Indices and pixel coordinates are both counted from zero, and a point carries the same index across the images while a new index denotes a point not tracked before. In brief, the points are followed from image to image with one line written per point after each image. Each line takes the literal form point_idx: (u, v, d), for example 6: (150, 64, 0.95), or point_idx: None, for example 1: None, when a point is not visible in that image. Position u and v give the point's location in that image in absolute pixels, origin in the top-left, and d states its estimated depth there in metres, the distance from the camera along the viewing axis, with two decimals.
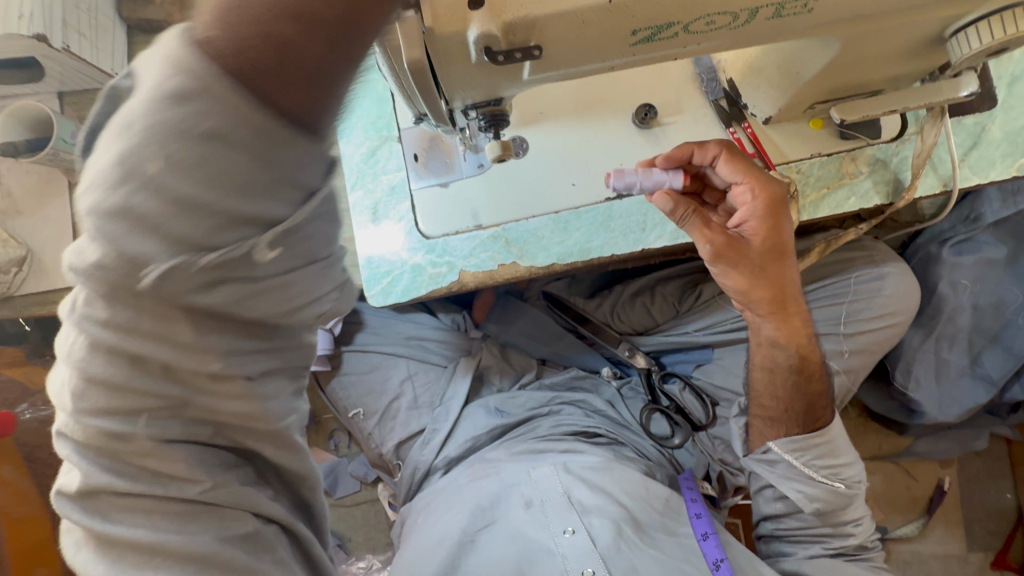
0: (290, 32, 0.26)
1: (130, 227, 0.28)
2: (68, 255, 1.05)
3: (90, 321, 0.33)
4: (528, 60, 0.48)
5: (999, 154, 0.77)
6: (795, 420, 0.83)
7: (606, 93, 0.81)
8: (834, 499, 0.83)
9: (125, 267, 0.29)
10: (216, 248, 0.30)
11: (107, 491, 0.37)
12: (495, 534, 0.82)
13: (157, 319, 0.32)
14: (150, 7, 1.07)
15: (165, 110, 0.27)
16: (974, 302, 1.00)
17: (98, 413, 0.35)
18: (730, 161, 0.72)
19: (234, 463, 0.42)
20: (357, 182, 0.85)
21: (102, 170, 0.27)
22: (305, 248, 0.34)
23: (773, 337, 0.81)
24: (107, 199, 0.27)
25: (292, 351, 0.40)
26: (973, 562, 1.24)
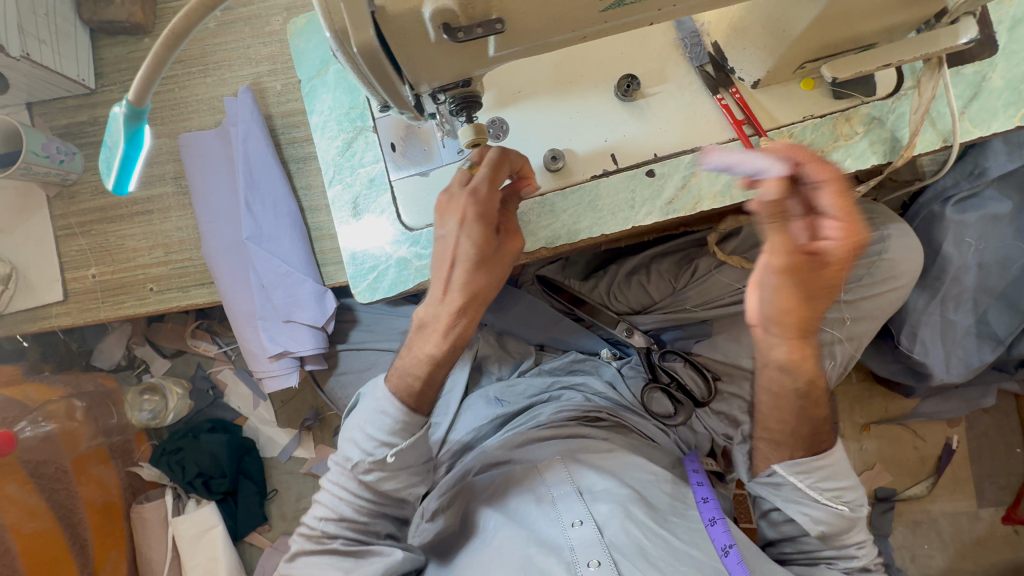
0: (450, 343, 0.69)
1: (349, 444, 0.72)
2: (54, 270, 1.03)
3: (328, 480, 0.76)
4: (491, 35, 0.46)
5: (1001, 103, 0.74)
6: (799, 442, 0.75)
7: (584, 67, 0.78)
8: (840, 522, 0.76)
9: (344, 458, 0.73)
10: (372, 454, 0.70)
11: (306, 551, 0.73)
12: (501, 532, 0.79)
13: (346, 473, 0.73)
14: (111, 7, 1.03)
15: (370, 403, 0.71)
16: (979, 261, 0.97)
17: (317, 513, 0.75)
18: (840, 193, 0.56)
19: (351, 527, 0.74)
20: (334, 177, 0.83)
21: (348, 428, 0.73)
22: (406, 453, 0.71)
23: (782, 361, 0.70)
24: (346, 438, 0.73)
25: (397, 468, 0.72)
26: (984, 518, 1.23)
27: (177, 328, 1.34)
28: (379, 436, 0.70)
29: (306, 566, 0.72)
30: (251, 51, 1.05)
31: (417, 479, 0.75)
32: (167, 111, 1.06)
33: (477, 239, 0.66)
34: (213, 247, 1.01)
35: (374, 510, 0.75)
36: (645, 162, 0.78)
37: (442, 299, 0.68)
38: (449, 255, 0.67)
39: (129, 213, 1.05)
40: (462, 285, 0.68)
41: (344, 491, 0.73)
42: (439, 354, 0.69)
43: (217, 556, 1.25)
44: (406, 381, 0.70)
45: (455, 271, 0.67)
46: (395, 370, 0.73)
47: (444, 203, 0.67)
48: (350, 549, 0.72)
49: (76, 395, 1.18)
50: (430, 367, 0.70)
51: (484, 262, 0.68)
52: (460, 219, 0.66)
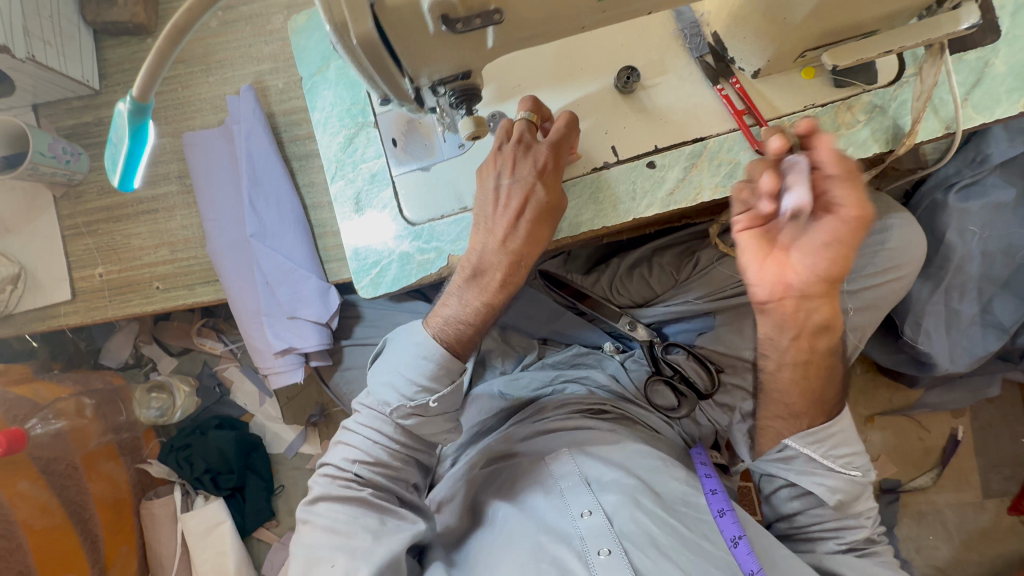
0: (507, 288, 0.73)
1: (387, 387, 0.72)
2: (61, 269, 1.05)
3: (358, 423, 0.76)
4: (489, 26, 0.47)
5: (1004, 89, 0.73)
6: (819, 408, 0.78)
7: (584, 60, 0.78)
8: (853, 489, 0.77)
9: (381, 402, 0.72)
10: (413, 400, 0.71)
11: (328, 497, 0.72)
12: (511, 522, 0.80)
13: (379, 420, 0.74)
14: (113, 8, 1.04)
15: (411, 346, 0.71)
16: (984, 249, 0.96)
17: (343, 458, 0.74)
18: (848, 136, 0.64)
19: (377, 479, 0.73)
20: (336, 173, 0.83)
21: (384, 370, 0.73)
22: (450, 400, 0.73)
23: (818, 322, 0.71)
24: (382, 380, 0.73)
25: (433, 419, 0.73)
26: (990, 509, 1.23)
27: (183, 326, 1.35)
28: (420, 381, 0.70)
29: (330, 513, 0.70)
30: (252, 49, 1.06)
31: (451, 427, 0.76)
32: (171, 111, 1.07)
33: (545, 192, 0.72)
34: (218, 245, 1.02)
35: (406, 455, 0.75)
36: (646, 153, 0.78)
37: (503, 247, 0.72)
38: (517, 204, 0.71)
39: (134, 213, 1.06)
40: (526, 236, 0.72)
41: (378, 433, 0.74)
42: (498, 299, 0.73)
43: (226, 551, 1.26)
44: (451, 329, 0.72)
45: (523, 221, 0.72)
46: (433, 317, 0.74)
47: (512, 152, 0.72)
48: (377, 502, 0.71)
49: (86, 393, 1.20)
50: (484, 316, 0.73)
51: (548, 214, 0.73)
52: (536, 170, 0.71)
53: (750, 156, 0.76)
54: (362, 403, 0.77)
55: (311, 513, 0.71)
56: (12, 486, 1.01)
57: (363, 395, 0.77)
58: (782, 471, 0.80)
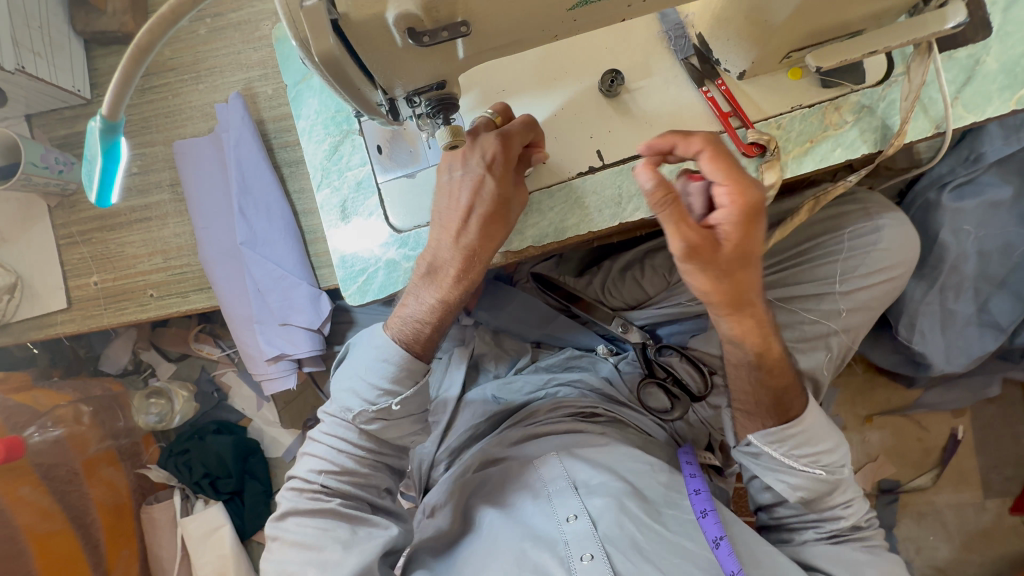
0: (463, 282, 0.71)
1: (348, 394, 0.72)
2: (57, 278, 1.05)
3: (322, 433, 0.76)
4: (457, 37, 0.47)
5: (995, 87, 0.72)
6: (772, 412, 0.76)
7: (567, 63, 0.77)
8: (818, 487, 0.76)
9: (343, 408, 0.73)
10: (374, 405, 0.71)
11: (298, 510, 0.72)
12: (498, 528, 0.80)
13: (343, 428, 0.74)
14: (103, 17, 1.04)
15: (370, 346, 0.72)
16: (979, 249, 0.94)
17: (309, 471, 0.75)
18: (713, 158, 0.61)
19: (346, 491, 0.74)
20: (322, 181, 0.83)
21: (344, 378, 0.73)
22: (412, 402, 0.72)
23: (728, 334, 0.72)
24: (342, 387, 0.73)
25: (399, 420, 0.73)
26: (991, 509, 1.22)
27: (180, 332, 1.36)
28: (382, 384, 0.70)
29: (300, 526, 0.71)
30: (241, 56, 1.06)
31: (418, 429, 0.76)
32: (162, 119, 1.07)
33: (497, 185, 0.70)
34: (209, 253, 1.02)
35: (375, 461, 0.76)
36: (632, 157, 0.77)
37: (455, 241, 0.70)
38: (467, 199, 0.69)
39: (128, 221, 1.07)
40: (479, 231, 0.70)
41: (343, 441, 0.74)
42: (454, 294, 0.72)
43: (227, 555, 1.27)
44: (408, 330, 0.72)
45: (473, 216, 0.70)
46: (394, 317, 0.74)
47: (464, 145, 0.71)
48: (347, 509, 0.72)
49: (84, 400, 1.21)
50: (441, 311, 0.72)
51: (502, 208, 0.71)
52: (487, 162, 0.69)
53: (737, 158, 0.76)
54: (325, 411, 0.77)
55: (281, 527, 0.73)
56: (14, 490, 1.03)
57: (327, 404, 0.77)
58: (749, 466, 0.79)
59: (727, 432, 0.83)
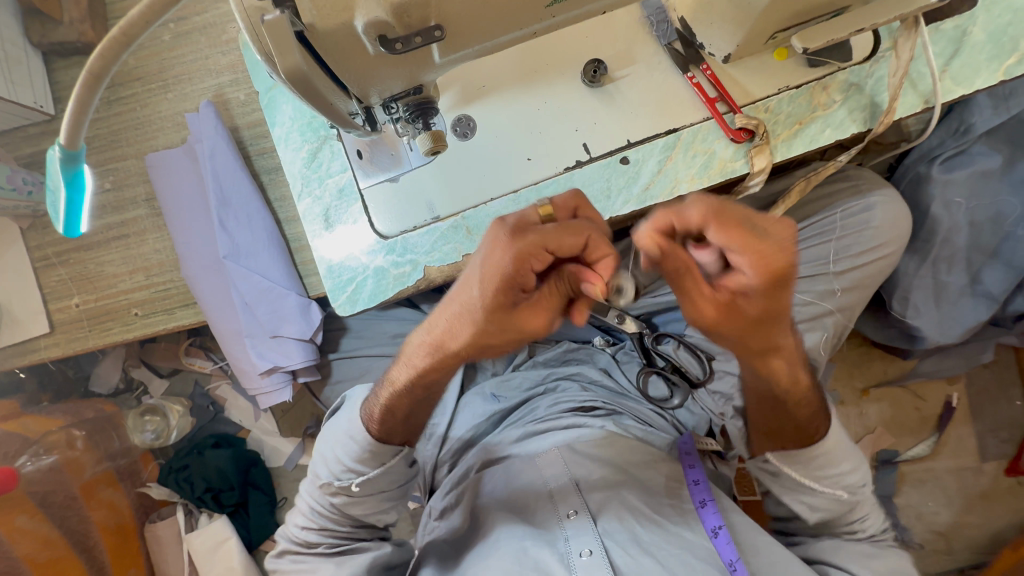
0: (433, 367, 0.66)
1: (320, 459, 0.77)
2: (36, 302, 1.02)
3: (301, 492, 0.81)
4: (430, 43, 0.45)
5: (984, 58, 0.71)
6: (795, 436, 0.75)
7: (548, 55, 0.75)
8: (837, 508, 0.77)
9: (314, 474, 0.78)
10: (338, 479, 0.75)
11: (291, 552, 0.80)
12: (502, 529, 0.80)
13: (315, 485, 0.78)
14: (60, 27, 0.99)
15: (345, 427, 0.74)
16: (971, 220, 0.94)
17: (294, 521, 0.81)
18: (724, 233, 0.52)
19: (331, 534, 0.79)
20: (303, 190, 0.81)
21: (321, 448, 0.78)
22: (372, 485, 0.75)
23: (756, 373, 0.70)
24: (319, 457, 0.77)
25: (366, 494, 0.77)
26: (988, 472, 1.24)
27: (171, 347, 1.34)
28: (348, 463, 0.74)
29: (293, 564, 0.78)
30: (210, 61, 1.02)
31: (386, 504, 0.79)
32: (131, 132, 1.03)
33: (489, 303, 0.58)
34: (192, 268, 1.00)
35: (354, 521, 0.80)
36: (619, 148, 0.75)
37: (430, 331, 0.65)
38: (461, 296, 0.62)
39: (105, 240, 1.03)
40: (450, 321, 0.62)
41: (315, 504, 0.78)
42: (427, 370, 0.67)
43: (234, 567, 1.26)
44: (369, 407, 0.73)
45: (454, 306, 0.62)
46: (368, 397, 0.75)
47: (493, 234, 0.59)
48: (332, 551, 0.77)
49: (76, 424, 1.19)
50: (413, 379, 0.68)
51: (495, 314, 0.59)
52: (489, 252, 0.58)
53: (726, 144, 0.74)
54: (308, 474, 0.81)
55: (276, 566, 0.80)
56: (10, 521, 1.00)
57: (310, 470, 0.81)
58: (767, 483, 0.80)
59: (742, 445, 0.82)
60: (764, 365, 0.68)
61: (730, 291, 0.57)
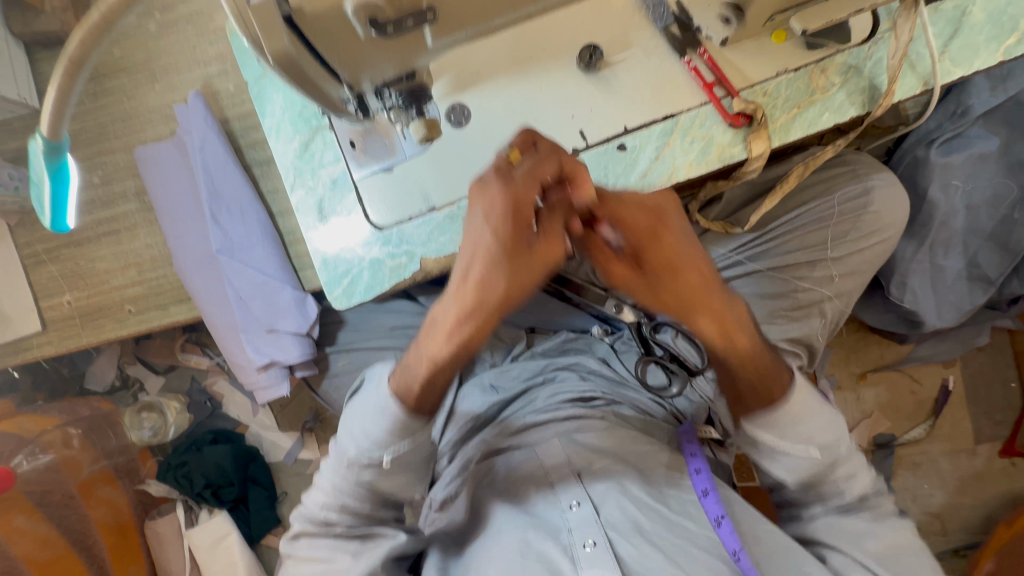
0: (470, 334, 0.64)
1: (348, 433, 0.74)
2: (27, 300, 1.01)
3: (325, 471, 0.79)
4: (423, 25, 0.44)
5: (983, 39, 0.70)
6: (759, 399, 0.73)
7: (543, 41, 0.74)
8: (813, 467, 0.75)
9: (341, 450, 0.75)
10: (369, 454, 0.73)
11: (306, 534, 0.79)
12: (502, 520, 0.80)
13: (341, 461, 0.76)
14: (42, 17, 0.97)
15: (374, 396, 0.72)
16: (967, 203, 0.94)
17: (315, 502, 0.78)
18: (607, 204, 0.63)
19: (349, 518, 0.78)
20: (296, 182, 0.80)
21: (349, 421, 0.75)
22: (404, 459, 0.75)
23: (707, 332, 0.68)
24: (347, 431, 0.74)
25: (398, 469, 0.76)
26: (983, 453, 1.25)
27: (166, 343, 1.33)
28: (380, 436, 0.72)
29: (309, 548, 0.78)
30: (197, 51, 1.00)
31: (414, 477, 0.79)
32: (119, 125, 1.01)
33: (507, 242, 0.60)
34: (185, 263, 0.98)
35: (377, 499, 0.79)
36: (616, 135, 0.74)
37: (455, 294, 0.63)
38: (473, 256, 0.61)
39: (95, 236, 1.02)
40: (478, 282, 0.61)
41: (341, 482, 0.76)
42: (463, 341, 0.64)
43: (236, 562, 1.26)
44: (405, 380, 0.70)
45: (476, 265, 0.61)
46: (397, 367, 0.73)
47: (472, 191, 0.61)
48: (353, 533, 0.78)
49: (72, 423, 1.19)
50: (437, 367, 0.66)
51: (515, 252, 0.60)
52: (486, 208, 0.60)
53: (724, 129, 0.73)
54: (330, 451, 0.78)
55: (292, 548, 0.80)
56: (9, 522, 0.99)
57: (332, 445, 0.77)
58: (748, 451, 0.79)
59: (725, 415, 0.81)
60: (694, 326, 0.69)
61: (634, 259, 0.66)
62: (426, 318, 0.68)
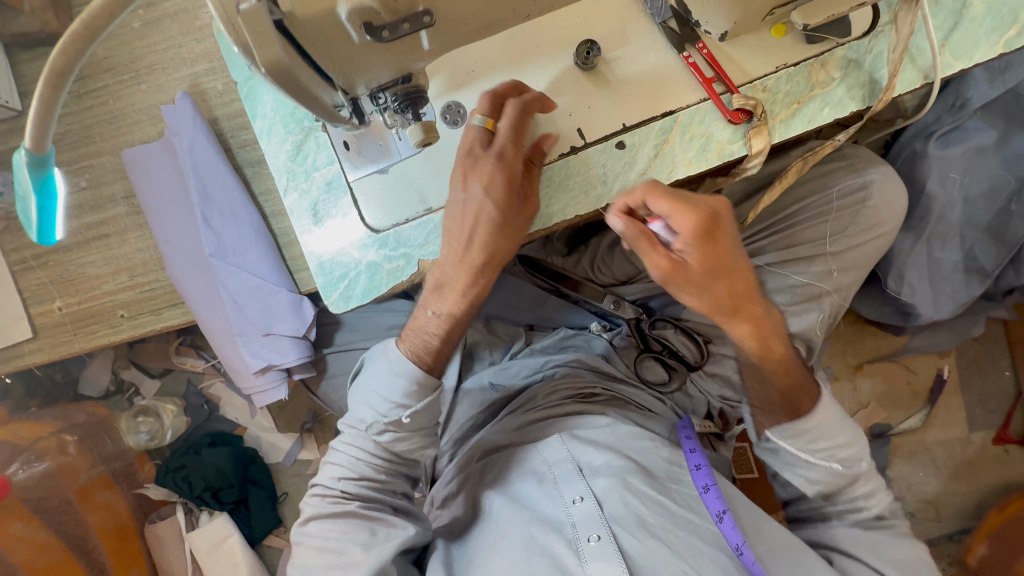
0: (477, 292, 0.71)
1: (362, 399, 0.75)
2: (16, 306, 0.99)
3: (340, 441, 0.78)
4: (420, 29, 0.44)
5: (983, 31, 0.69)
6: (784, 409, 0.75)
7: (538, 37, 0.72)
8: (835, 481, 0.77)
9: (356, 419, 0.76)
10: (386, 417, 0.73)
11: (319, 515, 0.75)
12: (504, 515, 0.80)
13: (357, 426, 0.76)
14: (20, 17, 0.94)
15: (387, 357, 0.73)
16: (965, 196, 0.94)
17: (331, 475, 0.77)
18: (663, 197, 0.61)
19: (364, 496, 0.76)
20: (289, 185, 0.78)
21: (360, 386, 0.76)
22: (420, 418, 0.74)
23: (738, 337, 0.70)
24: (360, 396, 0.75)
25: (412, 430, 0.75)
26: (977, 442, 1.26)
27: (160, 346, 1.32)
28: (395, 398, 0.72)
29: (321, 531, 0.74)
30: (184, 50, 0.98)
31: (429, 442, 0.78)
32: (104, 126, 0.99)
33: (505, 206, 0.67)
34: (177, 267, 0.97)
35: (391, 466, 0.78)
36: (615, 133, 0.73)
37: (461, 259, 0.69)
38: (477, 224, 0.67)
39: (85, 241, 1.00)
40: (484, 245, 0.68)
41: (360, 449, 0.76)
42: (471, 300, 0.72)
43: (238, 562, 1.26)
44: (420, 341, 0.73)
45: (479, 232, 0.68)
46: (406, 330, 0.75)
47: (463, 166, 0.67)
48: (367, 514, 0.75)
49: (67, 429, 1.18)
50: (449, 326, 0.72)
51: (511, 212, 0.68)
52: (483, 180, 0.66)
53: (723, 126, 0.72)
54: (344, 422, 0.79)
55: (304, 531, 0.75)
56: (6, 529, 0.99)
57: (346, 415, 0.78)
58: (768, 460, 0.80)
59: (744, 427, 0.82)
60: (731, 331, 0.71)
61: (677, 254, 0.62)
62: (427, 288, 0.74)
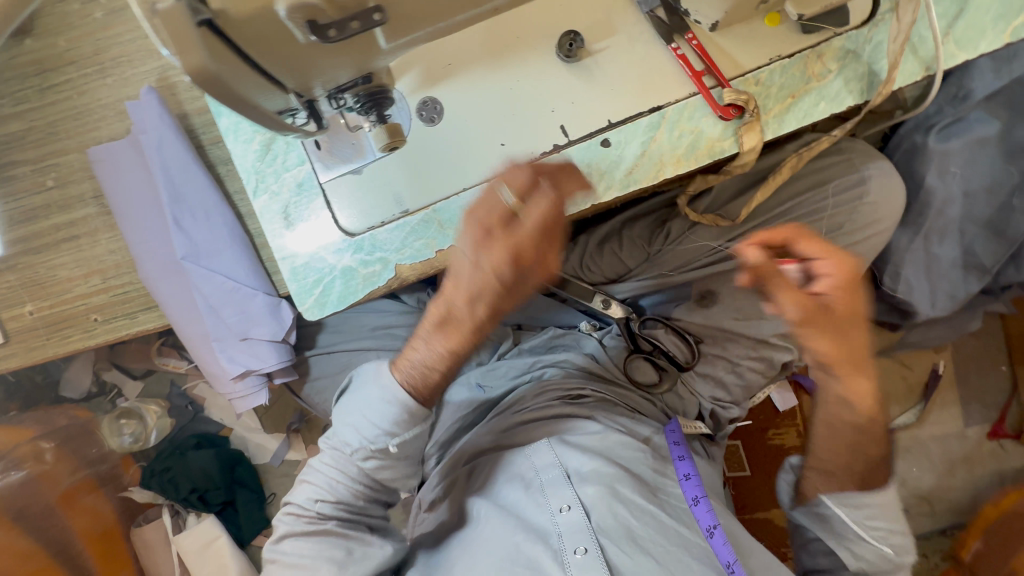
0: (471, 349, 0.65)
1: (346, 419, 0.72)
2: None
3: (320, 459, 0.76)
4: (370, 27, 0.43)
5: (989, 19, 0.66)
6: (854, 479, 0.75)
7: (519, 29, 0.69)
8: (878, 563, 0.76)
9: (339, 438, 0.73)
10: (371, 442, 0.71)
11: (294, 533, 0.73)
12: (491, 520, 0.78)
13: (338, 446, 0.74)
14: None
15: (379, 386, 0.69)
16: (966, 190, 0.91)
17: (308, 493, 0.75)
18: (817, 243, 0.60)
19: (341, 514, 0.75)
20: (258, 187, 0.74)
21: (345, 407, 0.72)
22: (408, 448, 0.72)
23: (842, 396, 0.69)
24: (343, 416, 0.72)
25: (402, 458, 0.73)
26: (972, 436, 1.25)
27: (142, 347, 1.29)
28: (384, 426, 0.69)
29: (295, 550, 0.72)
30: (150, 40, 0.93)
31: (411, 470, 0.76)
32: (69, 122, 0.94)
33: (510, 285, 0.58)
34: (149, 270, 0.93)
35: (371, 491, 0.76)
36: (599, 130, 0.69)
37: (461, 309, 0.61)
38: (480, 292, 0.59)
39: (54, 242, 0.96)
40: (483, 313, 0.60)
41: (341, 468, 0.74)
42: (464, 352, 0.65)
43: (226, 564, 1.24)
44: (422, 376, 0.68)
45: (481, 300, 0.59)
46: (401, 358, 0.69)
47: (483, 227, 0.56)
48: (344, 534, 0.73)
49: (47, 434, 1.14)
50: (451, 361, 0.66)
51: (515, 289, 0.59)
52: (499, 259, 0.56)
53: (714, 122, 0.68)
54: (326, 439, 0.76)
55: (277, 548, 0.73)
56: None
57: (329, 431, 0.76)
58: (813, 528, 0.80)
59: (786, 490, 0.83)
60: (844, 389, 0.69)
61: (817, 296, 0.61)
62: (427, 328, 0.65)
